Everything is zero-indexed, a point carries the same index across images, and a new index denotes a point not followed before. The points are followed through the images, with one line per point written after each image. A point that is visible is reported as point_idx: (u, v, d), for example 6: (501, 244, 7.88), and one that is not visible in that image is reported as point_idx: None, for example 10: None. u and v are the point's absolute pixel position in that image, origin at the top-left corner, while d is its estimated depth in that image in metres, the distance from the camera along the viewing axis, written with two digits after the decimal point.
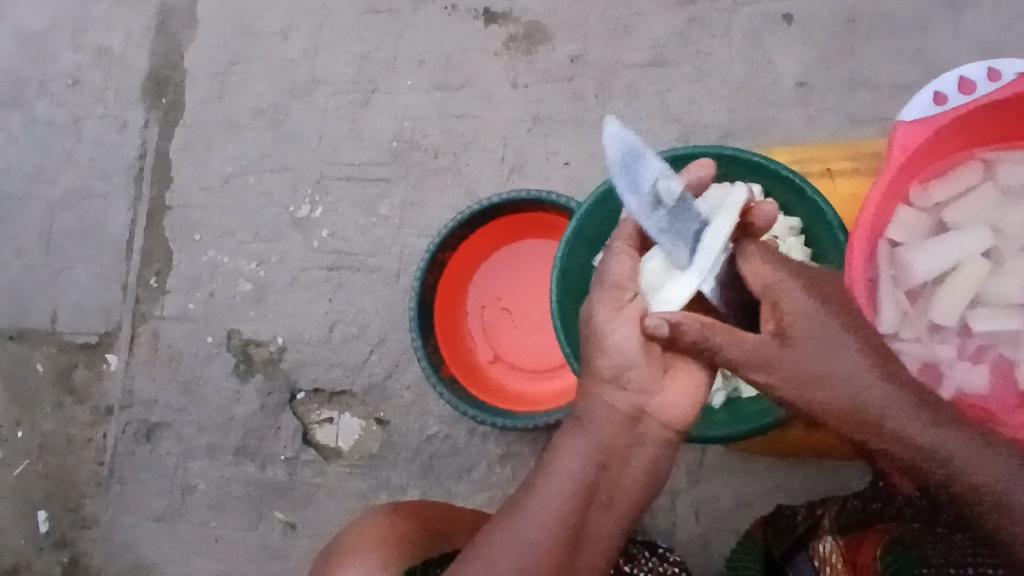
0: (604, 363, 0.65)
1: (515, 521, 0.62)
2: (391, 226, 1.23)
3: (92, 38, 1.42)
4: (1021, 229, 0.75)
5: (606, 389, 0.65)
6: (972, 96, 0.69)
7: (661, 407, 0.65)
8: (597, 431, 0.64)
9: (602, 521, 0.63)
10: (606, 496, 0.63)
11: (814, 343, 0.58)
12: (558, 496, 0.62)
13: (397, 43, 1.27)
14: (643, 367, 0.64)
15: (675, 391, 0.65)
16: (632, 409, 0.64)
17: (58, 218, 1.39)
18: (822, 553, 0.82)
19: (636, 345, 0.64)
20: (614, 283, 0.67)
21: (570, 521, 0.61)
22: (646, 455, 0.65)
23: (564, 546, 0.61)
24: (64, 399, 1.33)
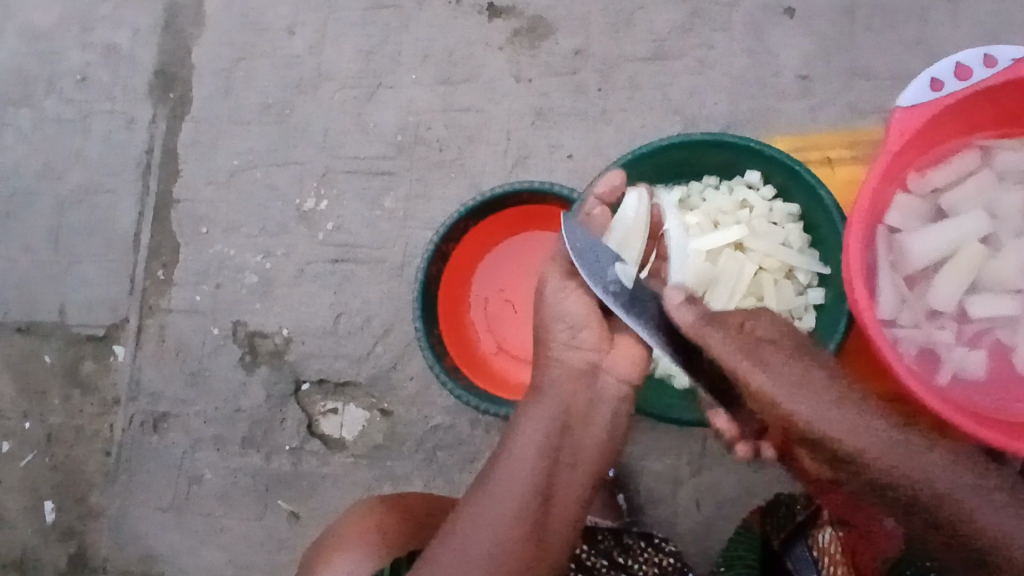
0: (562, 334, 0.82)
1: (495, 486, 0.73)
2: (396, 219, 1.24)
3: (100, 35, 1.43)
4: (1017, 214, 0.77)
5: (563, 352, 0.81)
6: (969, 81, 0.71)
7: (611, 366, 0.81)
8: (557, 395, 0.79)
9: (569, 476, 0.75)
10: (570, 455, 0.76)
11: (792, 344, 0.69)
12: (529, 453, 0.75)
13: (401, 38, 1.28)
14: (592, 330, 0.81)
15: (620, 354, 0.81)
16: (587, 367, 0.81)
17: (67, 212, 1.41)
18: (821, 544, 0.85)
19: (583, 313, 0.81)
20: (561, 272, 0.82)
21: (541, 474, 0.74)
22: (602, 410, 0.80)
23: (537, 498, 0.72)
24: (73, 391, 1.34)
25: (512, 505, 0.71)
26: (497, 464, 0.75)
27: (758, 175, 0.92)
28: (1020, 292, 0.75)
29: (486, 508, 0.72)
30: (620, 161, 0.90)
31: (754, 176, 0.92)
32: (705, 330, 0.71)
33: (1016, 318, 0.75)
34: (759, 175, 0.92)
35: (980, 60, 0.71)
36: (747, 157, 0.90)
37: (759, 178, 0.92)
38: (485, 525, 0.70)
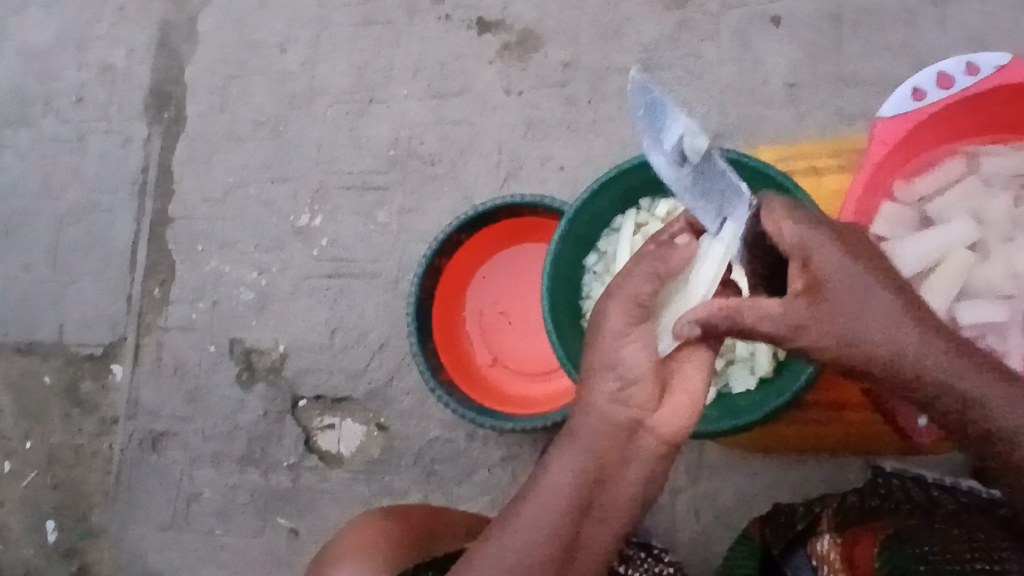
0: (607, 382, 0.62)
1: (508, 531, 0.60)
2: (390, 233, 1.24)
3: (96, 56, 1.45)
4: (1003, 218, 0.78)
5: (602, 398, 0.62)
6: (950, 90, 0.71)
7: (659, 425, 0.62)
8: (591, 447, 0.61)
9: (595, 535, 0.61)
10: (599, 511, 0.61)
11: (843, 301, 0.57)
12: (548, 507, 0.59)
13: (393, 52, 1.29)
14: (644, 386, 0.62)
15: (672, 407, 0.62)
16: (628, 424, 0.62)
17: (64, 232, 1.42)
18: (819, 551, 0.84)
19: (641, 363, 0.62)
20: (626, 296, 0.64)
21: (563, 531, 0.59)
22: (636, 469, 0.62)
23: (555, 557, 0.59)
24: (72, 410, 1.35)
25: (528, 555, 0.58)
26: (516, 503, 0.61)
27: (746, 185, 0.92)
28: (1008, 297, 0.75)
29: (499, 552, 0.59)
30: (607, 173, 0.90)
31: None
32: (745, 304, 0.59)
33: (1006, 324, 0.75)
34: None
35: (962, 68, 0.71)
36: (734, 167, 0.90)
37: None
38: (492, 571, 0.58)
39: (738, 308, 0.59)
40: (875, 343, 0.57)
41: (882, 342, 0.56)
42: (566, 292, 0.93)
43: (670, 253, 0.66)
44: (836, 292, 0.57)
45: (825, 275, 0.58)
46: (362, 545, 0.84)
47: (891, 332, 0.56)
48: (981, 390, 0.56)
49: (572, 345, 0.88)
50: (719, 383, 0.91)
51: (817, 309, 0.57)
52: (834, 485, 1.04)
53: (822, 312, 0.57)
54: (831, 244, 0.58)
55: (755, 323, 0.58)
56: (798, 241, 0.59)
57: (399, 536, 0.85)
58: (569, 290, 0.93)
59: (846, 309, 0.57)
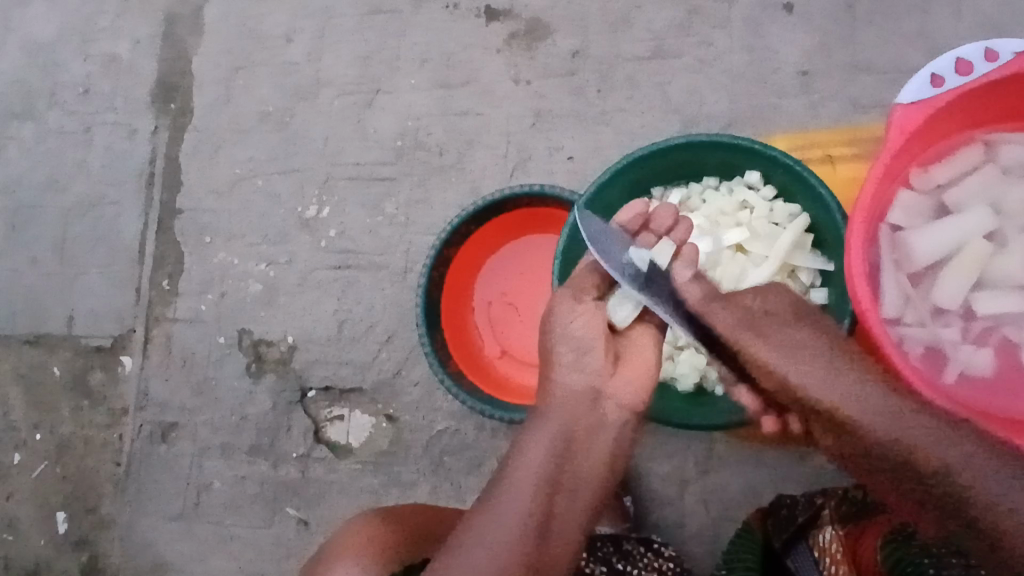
0: (565, 355, 0.79)
1: (501, 499, 0.72)
2: (398, 225, 1.24)
3: (101, 47, 1.44)
4: (1022, 208, 0.76)
5: (568, 372, 0.79)
6: (970, 76, 0.70)
7: (614, 389, 0.80)
8: (561, 416, 0.77)
9: (573, 493, 0.75)
10: (575, 469, 0.76)
11: (776, 331, 0.78)
12: (535, 471, 0.74)
13: (399, 42, 1.28)
14: (598, 355, 0.79)
15: (623, 374, 0.80)
16: (589, 390, 0.79)
17: (72, 225, 1.42)
18: (821, 543, 0.85)
19: (592, 334, 0.80)
20: (579, 284, 0.82)
21: (546, 488, 0.73)
22: (603, 429, 0.79)
23: (543, 512, 0.72)
24: (82, 402, 1.35)
25: (525, 511, 0.71)
26: (504, 473, 0.75)
27: (758, 175, 0.91)
28: None
29: (495, 515, 0.71)
30: (617, 164, 0.89)
31: (754, 176, 0.91)
32: (705, 303, 0.80)
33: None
34: (759, 175, 0.91)
35: (981, 54, 0.70)
36: (747, 156, 0.89)
37: (759, 177, 0.92)
38: (500, 529, 0.69)
39: (707, 309, 0.80)
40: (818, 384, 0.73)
41: (801, 371, 0.74)
42: None
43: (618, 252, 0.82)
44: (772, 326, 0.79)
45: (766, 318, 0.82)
46: (352, 543, 0.84)
47: (818, 371, 0.74)
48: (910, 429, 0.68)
49: None
50: None
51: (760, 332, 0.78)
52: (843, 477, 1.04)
53: (763, 336, 0.78)
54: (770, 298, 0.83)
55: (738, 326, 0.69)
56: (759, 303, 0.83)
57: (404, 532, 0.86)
58: None
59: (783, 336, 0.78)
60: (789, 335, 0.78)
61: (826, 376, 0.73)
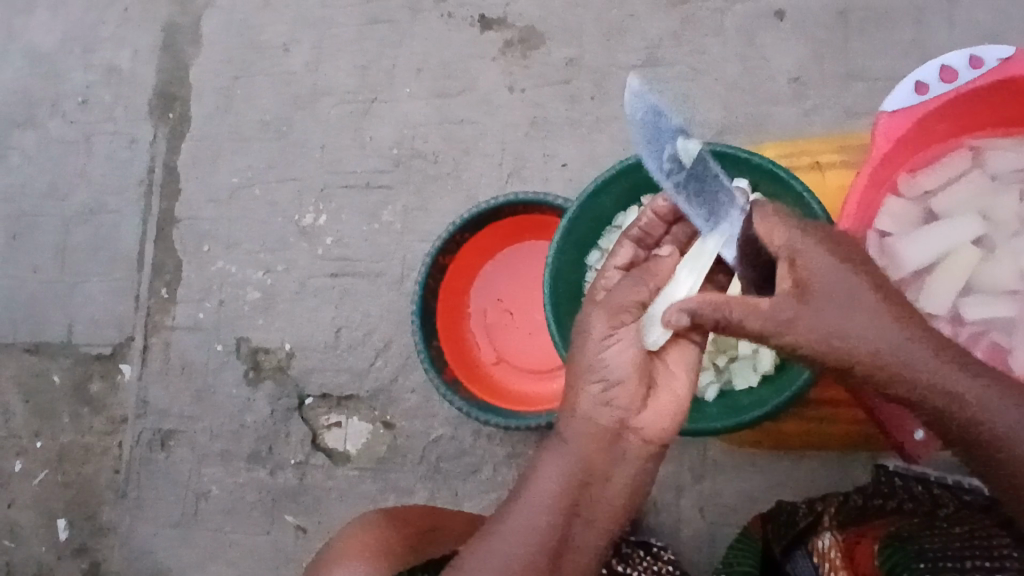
0: (591, 386, 0.66)
1: (502, 535, 0.66)
2: (395, 232, 1.25)
3: (101, 57, 1.46)
4: (1009, 214, 0.77)
5: (589, 403, 0.66)
6: (955, 84, 0.71)
7: (643, 426, 0.66)
8: (576, 453, 0.66)
9: (585, 533, 0.67)
10: (587, 512, 0.67)
11: (832, 300, 0.59)
12: (541, 511, 0.66)
13: (396, 52, 1.29)
14: (628, 386, 0.66)
15: (653, 409, 0.67)
16: (612, 426, 0.66)
17: (72, 234, 1.43)
18: (820, 548, 0.81)
19: (625, 364, 0.65)
20: (615, 303, 0.66)
21: (554, 529, 0.66)
22: (622, 471, 0.67)
23: (548, 554, 0.66)
24: (82, 409, 1.36)
25: (523, 557, 0.65)
26: (510, 502, 0.68)
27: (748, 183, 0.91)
28: (1015, 294, 0.75)
29: (495, 552, 0.66)
30: (608, 173, 0.90)
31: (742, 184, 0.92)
32: (734, 300, 0.60)
33: (1012, 321, 0.75)
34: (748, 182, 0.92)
35: (966, 62, 0.70)
36: (737, 164, 0.90)
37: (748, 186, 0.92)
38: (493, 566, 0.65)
39: (728, 304, 0.60)
40: (874, 342, 0.58)
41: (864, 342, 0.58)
42: (571, 293, 0.93)
43: (653, 266, 0.68)
44: (824, 289, 0.59)
45: (812, 275, 0.60)
46: (379, 515, 0.90)
47: (874, 331, 0.58)
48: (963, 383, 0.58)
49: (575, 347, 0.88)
50: (721, 380, 0.90)
51: (804, 307, 0.59)
52: (838, 483, 1.04)
53: (810, 309, 0.59)
54: (813, 245, 0.61)
55: (740, 317, 0.60)
56: (787, 246, 0.62)
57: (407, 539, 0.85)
58: (573, 289, 0.94)
59: (845, 303, 0.59)
60: (851, 295, 0.59)
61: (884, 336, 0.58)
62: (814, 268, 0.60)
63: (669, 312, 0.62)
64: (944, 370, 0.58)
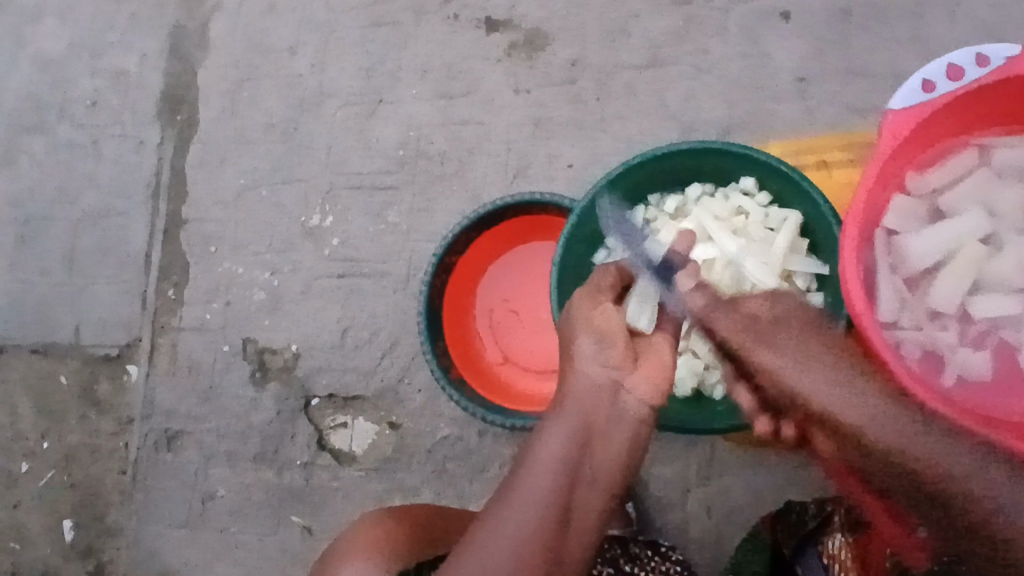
0: (587, 348, 0.77)
1: (512, 501, 0.68)
2: (400, 233, 1.25)
3: (109, 61, 1.46)
4: (1016, 211, 0.78)
5: (586, 367, 0.76)
6: (961, 81, 0.71)
7: (636, 388, 0.75)
8: (578, 413, 0.73)
9: (591, 489, 0.71)
10: (589, 474, 0.71)
11: (791, 340, 0.73)
12: (549, 471, 0.69)
13: (401, 53, 1.30)
14: (617, 348, 0.77)
15: (645, 377, 0.76)
16: (609, 386, 0.75)
17: (79, 236, 1.43)
18: (830, 549, 0.84)
19: (614, 326, 0.78)
20: (593, 287, 0.83)
21: (560, 486, 0.68)
22: (621, 432, 0.74)
23: (557, 512, 0.67)
24: (89, 410, 1.36)
25: (535, 520, 0.66)
26: (516, 470, 0.71)
27: (752, 181, 0.92)
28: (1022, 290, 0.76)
29: (506, 519, 0.66)
30: (613, 172, 0.90)
31: (749, 182, 0.92)
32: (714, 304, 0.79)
33: (1020, 318, 0.75)
34: (754, 181, 0.92)
35: (973, 59, 0.71)
36: (742, 163, 0.90)
37: (754, 184, 0.92)
38: (507, 534, 0.65)
39: (711, 309, 0.78)
40: (816, 381, 0.69)
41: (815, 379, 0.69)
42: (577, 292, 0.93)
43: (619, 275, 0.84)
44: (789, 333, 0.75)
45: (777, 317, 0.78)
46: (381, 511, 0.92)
47: (826, 371, 0.69)
48: (895, 414, 0.64)
49: None
50: None
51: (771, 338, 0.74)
52: None
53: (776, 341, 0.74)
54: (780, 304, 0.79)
55: (715, 323, 0.77)
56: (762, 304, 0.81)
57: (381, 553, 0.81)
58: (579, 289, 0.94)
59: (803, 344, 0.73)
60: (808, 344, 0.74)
61: (831, 380, 0.69)
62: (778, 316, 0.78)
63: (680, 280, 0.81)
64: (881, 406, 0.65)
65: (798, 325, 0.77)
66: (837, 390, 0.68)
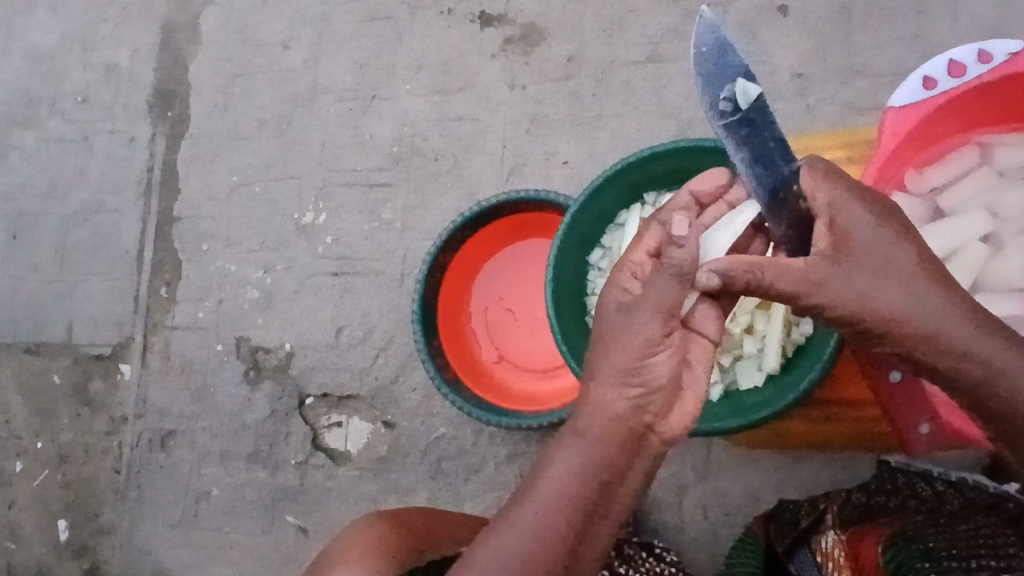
0: (632, 389, 0.60)
1: (516, 532, 0.60)
2: (395, 231, 1.24)
3: (100, 56, 1.45)
4: (1018, 211, 0.77)
5: (618, 399, 0.60)
6: (962, 78, 0.72)
7: (669, 430, 0.61)
8: (602, 451, 0.61)
9: (600, 533, 0.62)
10: (604, 509, 0.61)
11: (864, 262, 0.60)
12: (555, 508, 0.60)
13: (396, 49, 1.28)
14: (664, 391, 0.61)
15: (682, 416, 0.62)
16: (640, 429, 0.61)
17: (71, 233, 1.42)
18: (824, 548, 0.78)
19: (666, 372, 0.60)
20: (659, 302, 0.60)
21: (570, 530, 0.60)
22: (642, 471, 0.62)
23: (565, 553, 0.60)
24: (82, 409, 1.35)
25: (537, 558, 0.59)
26: (521, 496, 0.62)
27: None
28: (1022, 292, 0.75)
29: (504, 551, 0.60)
30: (609, 170, 0.89)
31: None
32: (770, 262, 0.60)
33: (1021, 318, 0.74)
34: None
35: (974, 56, 0.71)
36: None
37: None
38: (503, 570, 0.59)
39: (759, 267, 0.60)
40: (899, 305, 0.59)
41: (894, 303, 0.59)
42: (572, 291, 0.92)
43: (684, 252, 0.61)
44: (858, 251, 0.60)
45: (849, 234, 0.60)
46: (376, 515, 0.89)
47: (903, 286, 0.59)
48: (983, 343, 0.58)
49: (580, 350, 0.87)
50: (726, 379, 0.90)
51: (838, 267, 0.60)
52: (844, 482, 1.03)
53: (843, 269, 0.60)
54: (853, 206, 0.61)
55: (776, 278, 0.59)
56: (828, 205, 0.61)
57: (365, 564, 0.78)
58: (575, 288, 0.93)
59: (875, 262, 0.60)
60: (884, 257, 0.60)
61: (917, 300, 0.59)
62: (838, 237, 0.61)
63: (700, 272, 0.61)
64: (966, 332, 0.58)
65: (879, 247, 0.60)
66: (922, 313, 0.59)
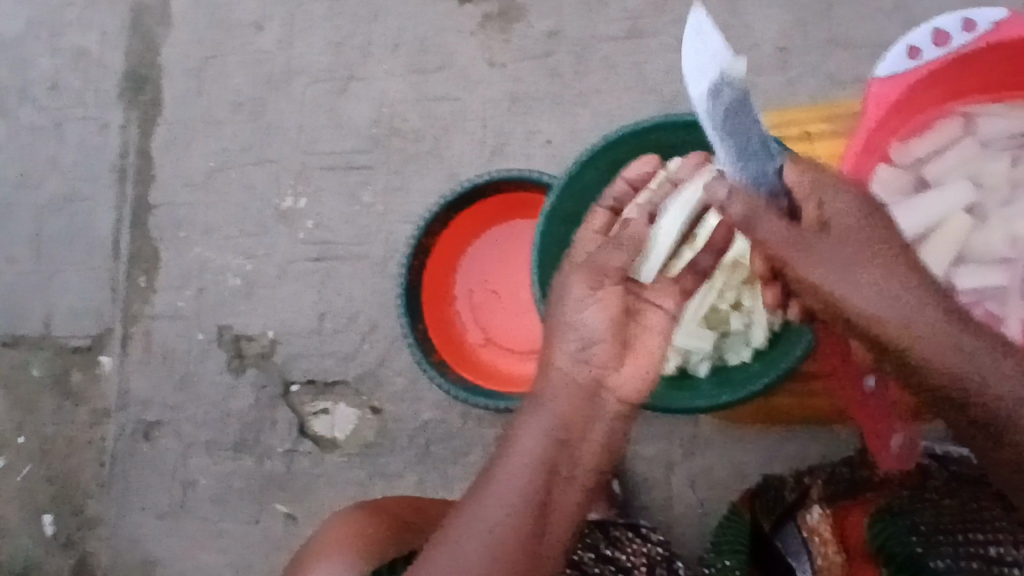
0: (570, 343, 0.68)
1: (488, 499, 0.65)
2: (376, 214, 1.22)
3: (68, 40, 1.40)
4: (999, 181, 0.77)
5: (566, 361, 0.68)
6: (948, 47, 0.71)
7: (621, 385, 0.68)
8: (554, 411, 0.67)
9: (565, 492, 0.66)
10: (567, 471, 0.66)
11: None
12: (521, 472, 0.65)
13: (371, 28, 1.25)
14: (606, 344, 0.67)
15: (630, 370, 0.68)
16: (589, 383, 0.67)
17: (46, 222, 1.39)
18: (809, 523, 0.80)
19: (603, 324, 0.67)
20: (592, 265, 0.69)
21: (536, 491, 0.64)
22: (600, 429, 0.68)
23: (532, 515, 0.64)
24: (63, 401, 1.33)
25: (505, 521, 0.63)
26: (489, 470, 0.67)
27: None
28: (1005, 262, 0.75)
29: (475, 520, 0.64)
30: (594, 144, 0.88)
31: None
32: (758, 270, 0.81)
33: (1002, 289, 0.75)
34: None
35: (960, 25, 0.71)
36: None
37: None
38: (474, 542, 0.63)
39: (751, 223, 0.61)
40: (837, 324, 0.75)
41: None
42: None
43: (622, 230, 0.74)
44: None
45: None
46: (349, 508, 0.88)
47: None
48: None
49: None
50: (716, 354, 0.89)
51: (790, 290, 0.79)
52: (829, 455, 1.04)
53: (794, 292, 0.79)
54: None
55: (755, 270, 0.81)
56: None
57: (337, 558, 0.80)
58: None
59: None
60: None
61: None
62: (832, 208, 0.61)
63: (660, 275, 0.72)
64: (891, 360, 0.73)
65: None
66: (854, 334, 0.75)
